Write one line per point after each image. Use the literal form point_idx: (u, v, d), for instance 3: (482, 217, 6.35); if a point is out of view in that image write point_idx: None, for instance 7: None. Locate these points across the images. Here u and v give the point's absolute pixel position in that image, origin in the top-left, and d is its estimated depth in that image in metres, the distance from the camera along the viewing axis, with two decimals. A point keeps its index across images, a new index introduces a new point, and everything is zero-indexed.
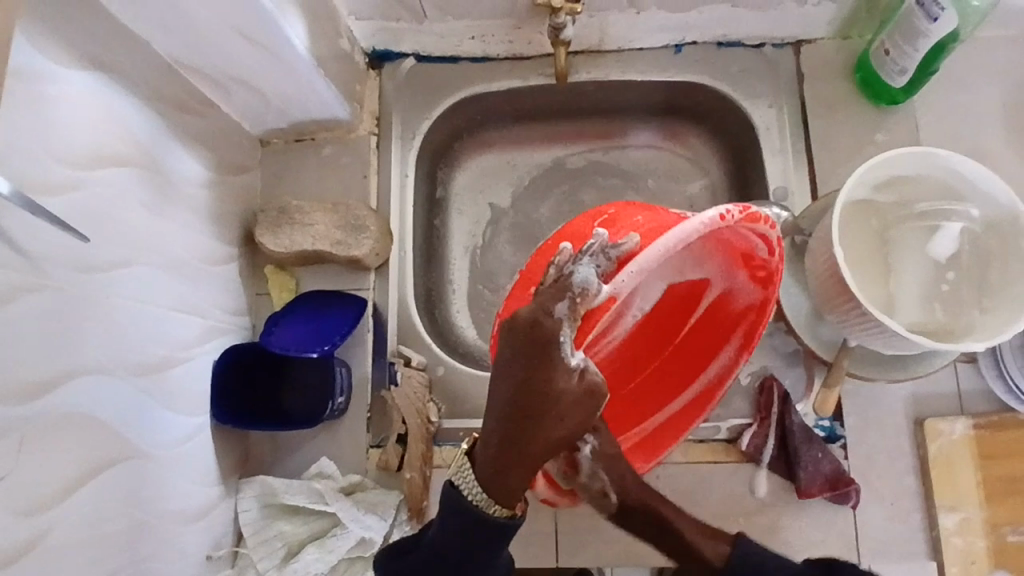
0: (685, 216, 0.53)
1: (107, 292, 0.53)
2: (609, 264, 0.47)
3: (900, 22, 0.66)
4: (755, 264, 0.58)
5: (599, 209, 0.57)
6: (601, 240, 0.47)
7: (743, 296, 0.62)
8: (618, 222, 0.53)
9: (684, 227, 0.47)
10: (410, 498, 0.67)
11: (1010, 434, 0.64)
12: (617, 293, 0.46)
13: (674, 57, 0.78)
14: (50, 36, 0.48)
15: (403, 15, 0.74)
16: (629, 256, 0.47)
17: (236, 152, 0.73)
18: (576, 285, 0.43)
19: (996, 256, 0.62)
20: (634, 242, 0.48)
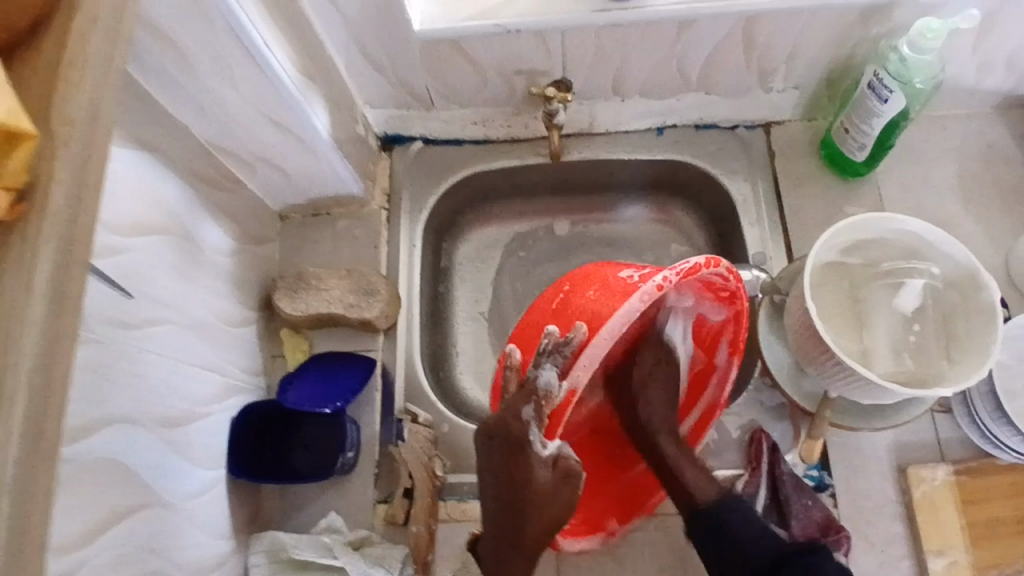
0: (630, 280, 0.58)
1: (140, 347, 0.58)
2: (565, 359, 0.55)
3: (856, 104, 0.74)
4: (718, 288, 0.63)
5: (559, 283, 0.64)
6: (553, 340, 0.55)
7: (715, 316, 0.68)
8: (573, 304, 0.60)
9: (620, 314, 0.54)
10: (416, 551, 0.70)
11: (987, 479, 0.67)
12: (575, 385, 0.54)
13: (656, 138, 0.86)
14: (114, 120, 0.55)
15: (413, 104, 0.82)
16: (580, 347, 0.55)
17: (258, 225, 0.80)
18: (540, 388, 0.54)
19: (959, 309, 0.67)
20: (581, 334, 0.54)
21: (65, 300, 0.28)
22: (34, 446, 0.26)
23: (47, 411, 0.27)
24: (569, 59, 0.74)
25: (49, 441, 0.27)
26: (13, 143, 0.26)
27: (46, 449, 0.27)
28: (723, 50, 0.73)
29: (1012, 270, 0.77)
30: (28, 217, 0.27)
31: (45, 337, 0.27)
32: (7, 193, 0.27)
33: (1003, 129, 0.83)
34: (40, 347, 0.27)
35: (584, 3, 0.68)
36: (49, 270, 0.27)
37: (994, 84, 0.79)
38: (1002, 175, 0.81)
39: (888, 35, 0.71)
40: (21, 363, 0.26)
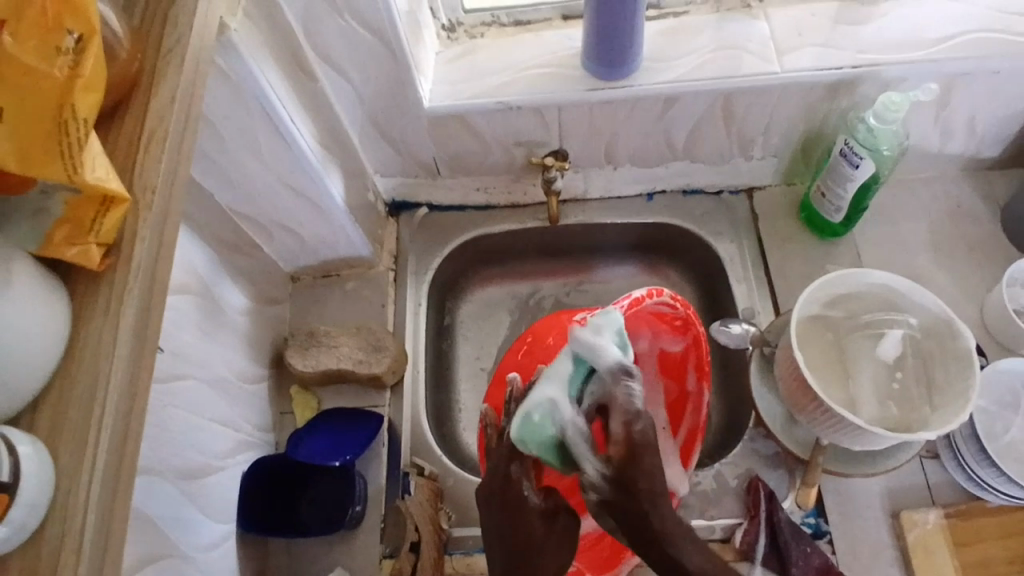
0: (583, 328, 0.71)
1: (164, 402, 0.61)
2: (532, 403, 0.66)
3: (831, 170, 0.80)
4: (670, 318, 0.70)
5: (521, 341, 0.77)
6: (516, 387, 0.66)
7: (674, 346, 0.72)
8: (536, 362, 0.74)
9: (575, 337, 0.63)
10: None
11: (978, 521, 0.70)
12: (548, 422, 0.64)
13: (646, 203, 0.92)
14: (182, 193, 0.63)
15: (420, 173, 0.88)
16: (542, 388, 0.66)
17: (271, 287, 0.84)
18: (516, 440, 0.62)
19: (937, 357, 0.71)
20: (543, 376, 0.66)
21: (145, 342, 0.35)
22: (115, 471, 0.33)
23: (127, 440, 0.33)
24: (565, 132, 0.81)
25: (128, 466, 0.34)
26: (107, 207, 0.34)
27: (125, 470, 0.33)
28: (705, 123, 0.80)
29: (986, 321, 0.81)
30: (115, 267, 0.34)
31: (127, 377, 0.34)
32: (101, 247, 0.34)
33: (969, 191, 0.89)
34: (125, 385, 0.33)
35: (578, 83, 0.75)
36: (133, 316, 0.34)
37: (955, 150, 0.86)
38: (970, 233, 0.87)
39: (854, 108, 0.78)
40: (109, 400, 0.33)
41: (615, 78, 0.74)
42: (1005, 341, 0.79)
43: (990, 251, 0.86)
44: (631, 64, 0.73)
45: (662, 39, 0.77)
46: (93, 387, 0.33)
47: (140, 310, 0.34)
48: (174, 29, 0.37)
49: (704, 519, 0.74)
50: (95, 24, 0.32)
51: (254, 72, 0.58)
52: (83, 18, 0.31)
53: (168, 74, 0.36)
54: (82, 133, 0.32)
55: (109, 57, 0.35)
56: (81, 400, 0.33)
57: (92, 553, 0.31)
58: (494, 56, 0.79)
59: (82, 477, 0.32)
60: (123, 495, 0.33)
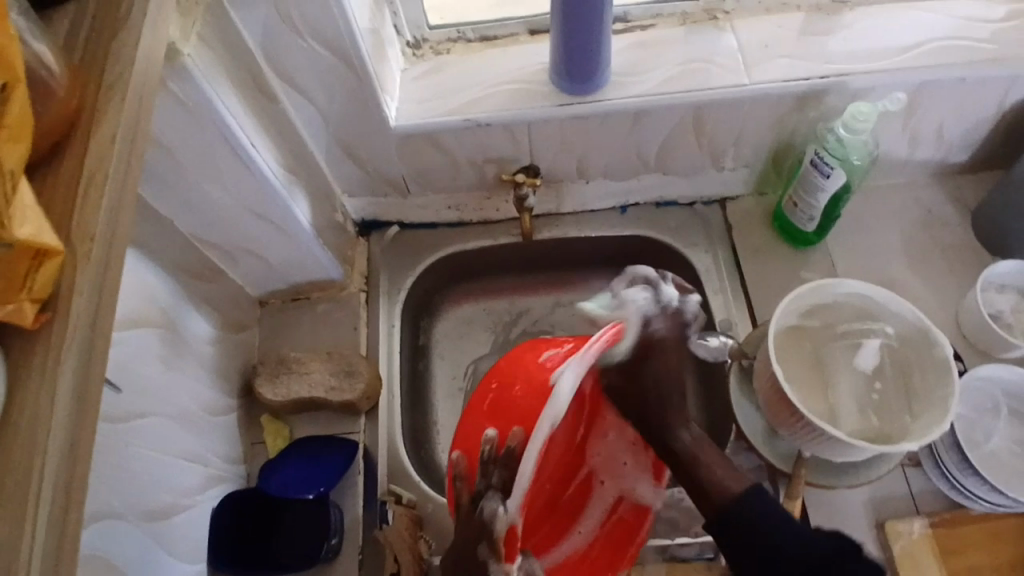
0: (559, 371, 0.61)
1: (126, 441, 0.58)
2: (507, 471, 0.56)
3: (802, 180, 0.80)
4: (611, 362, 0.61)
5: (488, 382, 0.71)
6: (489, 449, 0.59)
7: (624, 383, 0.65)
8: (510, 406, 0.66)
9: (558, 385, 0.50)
10: None
11: (962, 529, 0.69)
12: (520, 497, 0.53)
13: (620, 216, 0.91)
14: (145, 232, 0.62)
15: (390, 191, 0.86)
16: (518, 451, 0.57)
17: (238, 313, 0.81)
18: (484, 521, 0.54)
19: (915, 365, 0.71)
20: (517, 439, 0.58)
21: (86, 401, 0.33)
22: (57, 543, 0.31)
23: (68, 512, 0.31)
24: (535, 148, 0.80)
25: (70, 535, 0.32)
26: (41, 260, 0.31)
27: (66, 546, 0.31)
28: (676, 135, 0.80)
29: (962, 325, 0.82)
30: (51, 324, 0.32)
31: (67, 442, 0.32)
32: (35, 304, 0.32)
33: (939, 195, 0.90)
34: (63, 453, 0.31)
35: (547, 98, 0.74)
36: (72, 377, 0.32)
37: (924, 155, 0.87)
38: (942, 238, 0.88)
39: (824, 118, 0.78)
40: (47, 470, 0.31)
41: (584, 93, 0.73)
42: (981, 345, 0.80)
43: (962, 255, 0.86)
44: (600, 79, 0.72)
45: (631, 52, 0.76)
46: (29, 455, 0.31)
47: (79, 369, 0.32)
48: (115, 63, 0.35)
49: (688, 536, 0.74)
50: (19, 72, 0.30)
51: (213, 101, 0.56)
52: (6, 65, 0.29)
53: (108, 113, 0.35)
54: (8, 185, 0.30)
55: (45, 95, 0.33)
56: (15, 469, 0.30)
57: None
58: (462, 73, 0.77)
59: (18, 558, 0.29)
60: (66, 569, 0.31)
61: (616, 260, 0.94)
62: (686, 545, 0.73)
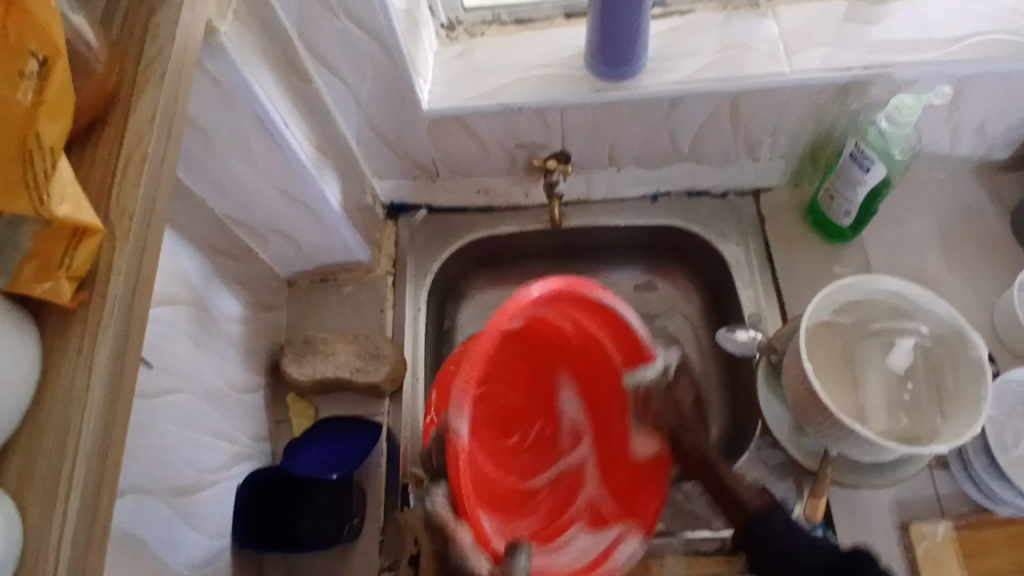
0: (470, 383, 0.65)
1: (154, 418, 0.59)
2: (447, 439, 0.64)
3: (840, 173, 0.78)
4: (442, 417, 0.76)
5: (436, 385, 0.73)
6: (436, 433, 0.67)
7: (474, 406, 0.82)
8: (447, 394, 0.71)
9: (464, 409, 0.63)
10: None
11: (989, 533, 0.68)
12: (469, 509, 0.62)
13: (650, 205, 0.90)
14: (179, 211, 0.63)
15: (418, 175, 0.86)
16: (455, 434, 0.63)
17: (267, 292, 0.82)
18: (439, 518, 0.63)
19: (948, 366, 0.69)
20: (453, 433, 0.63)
21: (121, 386, 0.32)
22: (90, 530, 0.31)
23: (101, 492, 0.31)
24: (566, 134, 0.79)
25: (104, 514, 0.32)
26: (80, 239, 0.32)
27: (99, 526, 0.31)
28: (710, 125, 0.78)
29: (997, 326, 0.80)
30: (88, 304, 0.32)
31: (102, 422, 0.32)
32: (73, 282, 0.32)
33: (980, 192, 0.87)
34: (99, 432, 0.31)
35: (581, 84, 0.73)
36: (107, 360, 0.32)
37: (967, 150, 0.84)
38: (982, 236, 0.85)
39: (865, 110, 0.76)
40: (81, 448, 0.31)
41: (618, 79, 0.72)
42: (1017, 347, 0.78)
43: (1002, 255, 0.84)
44: (635, 65, 0.71)
45: (669, 37, 0.75)
46: (65, 434, 0.31)
47: (114, 352, 0.32)
48: (155, 37, 0.35)
49: (708, 530, 0.74)
50: (60, 46, 0.30)
51: (245, 75, 0.56)
52: (47, 38, 0.30)
53: (147, 89, 0.34)
54: (47, 163, 0.30)
55: (84, 72, 0.33)
56: (53, 447, 0.31)
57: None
58: (495, 56, 0.76)
59: (52, 532, 0.30)
60: (96, 551, 0.31)
61: (644, 250, 0.93)
62: (707, 539, 0.73)
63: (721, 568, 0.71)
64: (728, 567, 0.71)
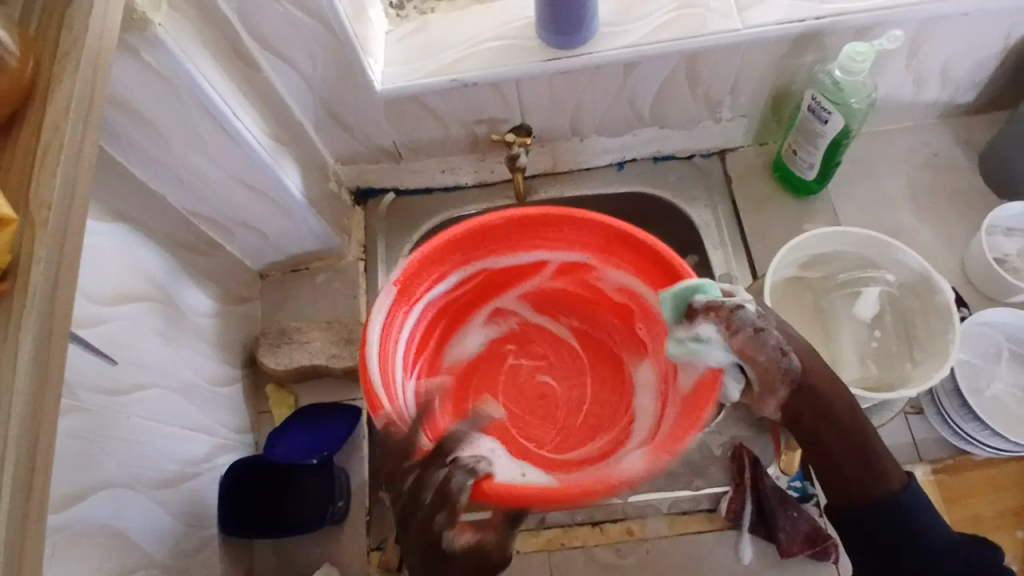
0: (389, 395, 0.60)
1: (127, 414, 0.59)
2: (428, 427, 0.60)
3: (802, 127, 0.78)
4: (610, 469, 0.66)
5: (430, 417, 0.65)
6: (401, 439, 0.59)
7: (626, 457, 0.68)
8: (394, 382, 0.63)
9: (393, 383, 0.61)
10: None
11: (967, 475, 0.70)
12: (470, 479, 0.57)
13: (617, 173, 0.90)
14: (137, 209, 0.63)
15: (382, 158, 0.85)
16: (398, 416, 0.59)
17: (238, 285, 0.82)
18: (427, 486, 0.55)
19: (916, 313, 0.70)
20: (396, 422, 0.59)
21: (47, 380, 0.32)
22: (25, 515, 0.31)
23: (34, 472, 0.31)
24: (525, 106, 0.78)
25: (39, 495, 0.31)
26: None
27: (35, 512, 0.31)
28: (669, 87, 0.78)
29: (967, 271, 0.80)
30: (11, 294, 0.31)
31: (29, 419, 0.31)
32: None
33: (945, 138, 0.87)
34: (25, 416, 0.31)
35: (535, 54, 0.72)
36: (31, 343, 0.31)
37: (930, 97, 0.83)
38: (950, 182, 0.85)
39: (821, 61, 0.75)
40: (10, 434, 0.30)
41: (573, 46, 0.71)
42: (988, 290, 0.78)
43: (970, 199, 0.84)
44: (587, 31, 0.70)
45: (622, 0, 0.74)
46: None
47: (38, 337, 0.31)
48: (68, 32, 0.35)
49: (690, 489, 0.73)
50: None
51: (185, 67, 0.55)
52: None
53: (62, 80, 0.34)
54: None
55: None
56: None
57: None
58: (447, 31, 0.75)
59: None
60: (33, 530, 0.31)
61: None
62: (688, 498, 0.73)
63: (702, 524, 0.72)
64: (708, 524, 0.72)
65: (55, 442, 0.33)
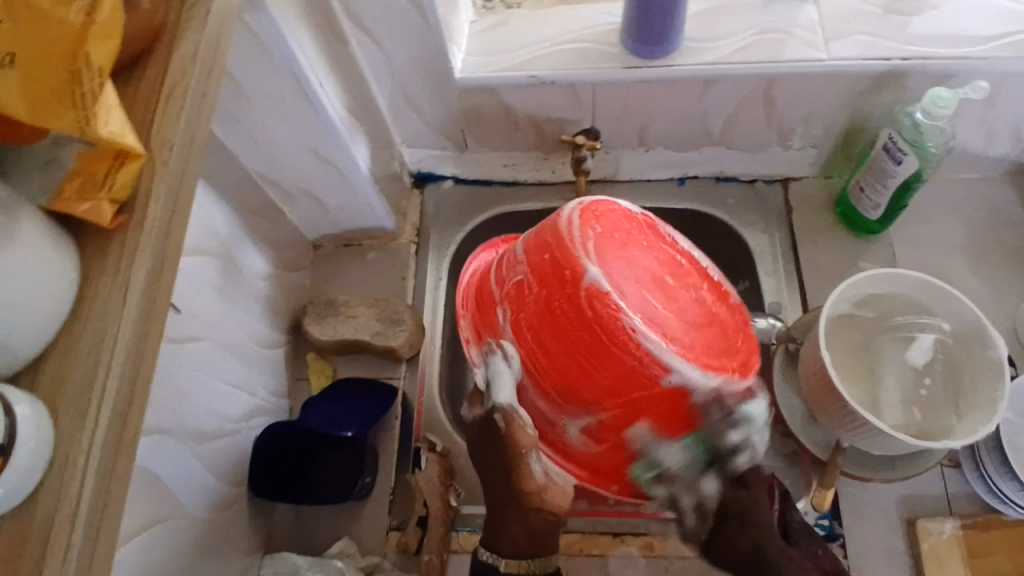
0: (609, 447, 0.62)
1: (179, 364, 0.61)
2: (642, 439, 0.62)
3: (872, 165, 0.77)
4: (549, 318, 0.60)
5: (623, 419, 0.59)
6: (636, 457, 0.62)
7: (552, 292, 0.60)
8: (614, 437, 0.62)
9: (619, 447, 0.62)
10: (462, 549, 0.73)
11: (999, 534, 0.69)
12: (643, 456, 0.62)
13: (677, 188, 0.90)
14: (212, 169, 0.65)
15: (448, 145, 0.86)
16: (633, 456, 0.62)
17: (292, 252, 0.84)
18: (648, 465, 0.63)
19: (966, 365, 0.68)
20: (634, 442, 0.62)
21: (152, 315, 0.34)
22: (117, 440, 0.32)
23: (132, 401, 0.33)
24: (597, 112, 0.79)
25: (133, 423, 0.33)
26: (121, 162, 0.34)
27: (128, 437, 0.33)
28: (743, 110, 0.77)
29: (1022, 330, 0.79)
30: (126, 227, 0.34)
31: (134, 341, 0.33)
32: (113, 204, 0.34)
33: (1013, 193, 0.86)
34: (131, 348, 0.33)
35: (615, 60, 0.72)
36: (143, 283, 0.34)
37: (1004, 150, 0.82)
38: (1012, 237, 0.84)
39: (901, 100, 0.74)
40: (113, 365, 0.32)
41: (654, 57, 0.71)
42: None
43: None
44: (671, 44, 0.70)
45: (706, 18, 0.74)
46: (98, 355, 0.32)
47: (151, 272, 0.34)
48: None
49: None
50: None
51: (284, 35, 0.56)
52: None
53: (191, 28, 0.36)
54: (95, 84, 0.31)
55: (132, 7, 0.34)
56: (81, 374, 0.32)
57: (87, 518, 0.31)
58: (529, 29, 0.76)
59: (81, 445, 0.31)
60: (121, 465, 0.33)
61: None
62: None
63: None
64: None
65: (150, 378, 0.35)
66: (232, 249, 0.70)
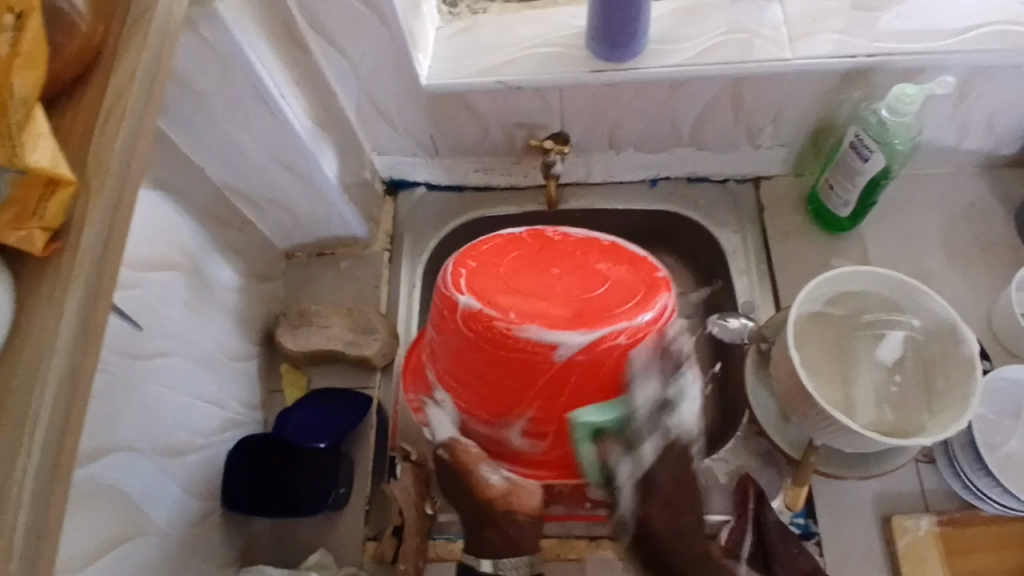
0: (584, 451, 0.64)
1: (146, 379, 0.60)
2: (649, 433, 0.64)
3: (841, 163, 0.77)
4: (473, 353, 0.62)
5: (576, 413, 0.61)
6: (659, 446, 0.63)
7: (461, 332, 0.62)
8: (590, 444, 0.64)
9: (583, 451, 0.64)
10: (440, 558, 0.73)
11: (972, 530, 0.69)
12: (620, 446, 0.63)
13: (649, 189, 0.90)
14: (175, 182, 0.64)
15: (419, 151, 0.86)
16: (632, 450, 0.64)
17: (264, 263, 0.83)
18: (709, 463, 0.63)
19: (937, 361, 0.69)
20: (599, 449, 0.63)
21: (88, 339, 0.34)
22: (53, 467, 0.32)
23: (67, 429, 0.33)
24: (567, 115, 0.79)
25: (70, 450, 0.33)
26: (53, 189, 0.33)
27: (64, 464, 0.33)
28: (712, 110, 0.77)
29: (993, 325, 0.79)
30: (61, 253, 0.34)
31: (68, 365, 0.33)
32: (46, 232, 0.33)
33: (983, 188, 0.86)
34: (65, 373, 0.33)
35: (582, 64, 0.72)
36: (77, 307, 0.33)
37: (973, 145, 0.83)
38: (983, 232, 0.84)
39: (868, 98, 0.75)
40: (47, 392, 0.32)
41: (623, 59, 0.71)
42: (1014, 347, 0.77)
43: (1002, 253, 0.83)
44: (639, 45, 0.70)
45: (673, 19, 0.74)
46: (31, 381, 0.32)
47: (87, 291, 0.34)
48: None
49: None
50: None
51: (244, 46, 0.55)
52: None
53: (129, 49, 0.36)
54: (21, 115, 0.31)
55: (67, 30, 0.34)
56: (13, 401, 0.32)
57: (23, 548, 0.31)
58: (496, 34, 0.76)
59: (14, 473, 0.31)
60: (57, 495, 0.32)
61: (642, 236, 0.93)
62: None
63: None
64: None
65: (87, 403, 0.35)
66: (199, 261, 0.70)
